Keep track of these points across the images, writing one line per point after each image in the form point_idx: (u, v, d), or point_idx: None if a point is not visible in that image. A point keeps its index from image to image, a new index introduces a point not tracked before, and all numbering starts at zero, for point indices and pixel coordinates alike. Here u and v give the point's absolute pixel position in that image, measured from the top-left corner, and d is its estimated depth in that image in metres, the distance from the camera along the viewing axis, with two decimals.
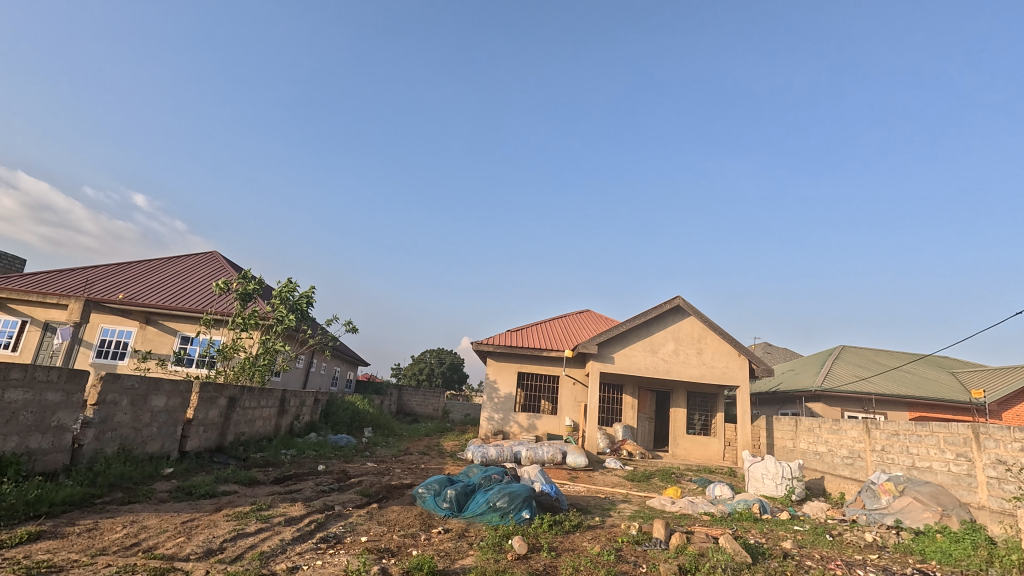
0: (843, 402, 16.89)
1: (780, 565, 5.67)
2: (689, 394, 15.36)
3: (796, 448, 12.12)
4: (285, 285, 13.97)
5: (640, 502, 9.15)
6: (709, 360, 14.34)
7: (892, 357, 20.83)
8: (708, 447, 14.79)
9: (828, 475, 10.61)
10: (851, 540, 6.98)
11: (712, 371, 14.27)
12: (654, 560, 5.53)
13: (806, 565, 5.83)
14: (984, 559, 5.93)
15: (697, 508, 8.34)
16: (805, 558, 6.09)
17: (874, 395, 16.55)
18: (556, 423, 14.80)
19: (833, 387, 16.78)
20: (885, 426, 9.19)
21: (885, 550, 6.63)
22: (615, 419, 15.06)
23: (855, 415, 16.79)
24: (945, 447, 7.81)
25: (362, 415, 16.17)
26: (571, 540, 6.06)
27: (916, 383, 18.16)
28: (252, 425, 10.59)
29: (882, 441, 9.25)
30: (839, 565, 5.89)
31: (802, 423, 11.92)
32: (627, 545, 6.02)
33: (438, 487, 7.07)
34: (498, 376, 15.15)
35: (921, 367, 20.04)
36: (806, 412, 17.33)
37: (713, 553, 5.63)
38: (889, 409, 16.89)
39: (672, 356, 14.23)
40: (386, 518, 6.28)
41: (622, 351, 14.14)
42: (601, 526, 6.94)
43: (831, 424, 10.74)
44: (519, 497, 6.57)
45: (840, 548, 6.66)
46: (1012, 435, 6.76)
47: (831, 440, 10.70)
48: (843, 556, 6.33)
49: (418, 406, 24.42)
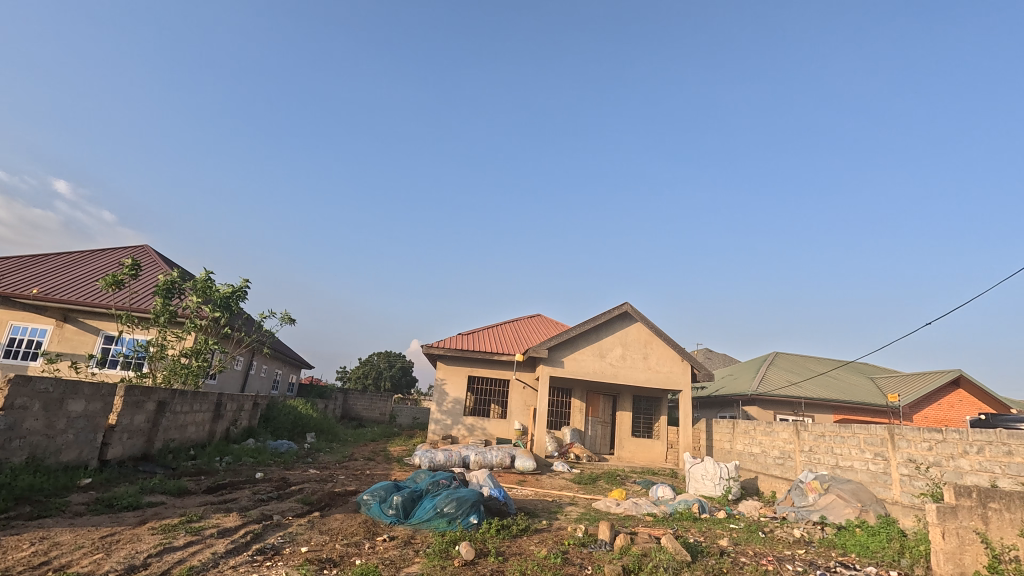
0: (776, 405, 17.88)
1: (717, 562, 5.91)
2: (635, 398, 15.82)
3: (732, 449, 12.75)
4: (203, 279, 12.80)
5: (586, 504, 9.32)
6: (654, 365, 14.76)
7: (820, 363, 22.26)
8: (651, 450, 15.18)
9: (761, 475, 11.20)
10: (781, 536, 7.41)
11: (657, 376, 14.69)
12: (599, 562, 5.64)
13: (740, 561, 6.10)
14: (896, 550, 6.44)
15: (640, 509, 8.59)
16: (739, 555, 6.39)
17: (804, 399, 17.64)
18: (505, 428, 14.85)
19: (768, 391, 17.72)
20: (813, 428, 9.80)
21: (811, 544, 7.08)
22: (563, 423, 15.30)
23: (786, 417, 17.82)
24: (865, 447, 8.40)
25: (305, 419, 15.56)
26: (518, 545, 6.07)
27: (840, 387, 19.47)
28: (183, 431, 9.95)
29: (810, 441, 9.84)
30: (770, 560, 6.21)
31: (738, 425, 12.51)
32: (573, 547, 6.11)
33: (384, 493, 6.90)
34: (448, 380, 15.03)
35: (845, 373, 21.53)
36: (742, 415, 18.24)
37: (655, 553, 5.80)
38: (816, 411, 18.03)
39: (619, 361, 14.59)
40: (328, 527, 6.05)
41: (571, 356, 14.37)
42: (548, 530, 6.99)
43: (764, 426, 11.33)
44: (466, 502, 6.50)
45: (771, 544, 7.03)
46: (922, 435, 7.41)
47: (765, 441, 11.31)
48: (774, 551, 6.68)
49: (364, 410, 23.77)
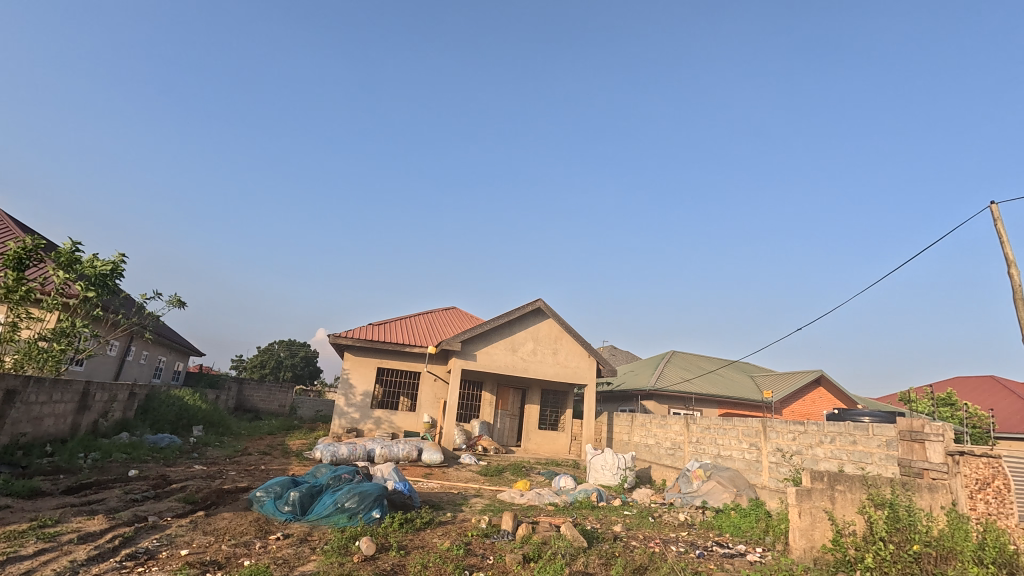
0: (670, 400, 19.30)
1: (610, 547, 6.29)
2: (543, 392, 16.29)
3: (630, 441, 13.59)
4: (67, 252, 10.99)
5: (491, 495, 9.47)
6: (563, 360, 15.29)
7: (709, 362, 24.34)
8: (556, 442, 15.66)
9: (654, 464, 12.08)
10: (668, 520, 8.04)
11: (565, 370, 15.23)
12: (501, 551, 5.76)
13: (631, 545, 6.54)
14: (762, 529, 7.26)
15: (543, 499, 8.88)
16: (630, 539, 6.85)
17: (694, 394, 19.21)
18: (413, 420, 14.65)
19: (664, 387, 19.07)
20: (700, 421, 10.70)
21: (693, 527, 7.77)
22: (472, 416, 15.39)
23: (678, 411, 19.30)
24: (743, 438, 9.33)
25: (191, 412, 14.26)
26: (421, 538, 6.02)
27: (725, 384, 21.44)
28: (38, 424, 8.69)
29: (697, 433, 10.73)
30: (656, 543, 6.71)
31: (636, 418, 13.35)
32: (476, 538, 6.19)
33: (280, 489, 6.52)
34: (355, 371, 14.51)
35: (730, 371, 23.73)
36: (640, 409, 19.48)
37: (555, 540, 6.03)
38: (704, 406, 19.70)
39: (530, 355, 14.95)
40: (215, 527, 5.61)
41: (484, 350, 14.48)
42: (452, 522, 7.01)
43: (659, 419, 12.19)
44: (369, 497, 6.32)
45: (659, 528, 7.61)
46: (788, 427, 8.38)
47: (658, 433, 12.18)
48: (661, 535, 7.24)
49: (261, 402, 22.27)
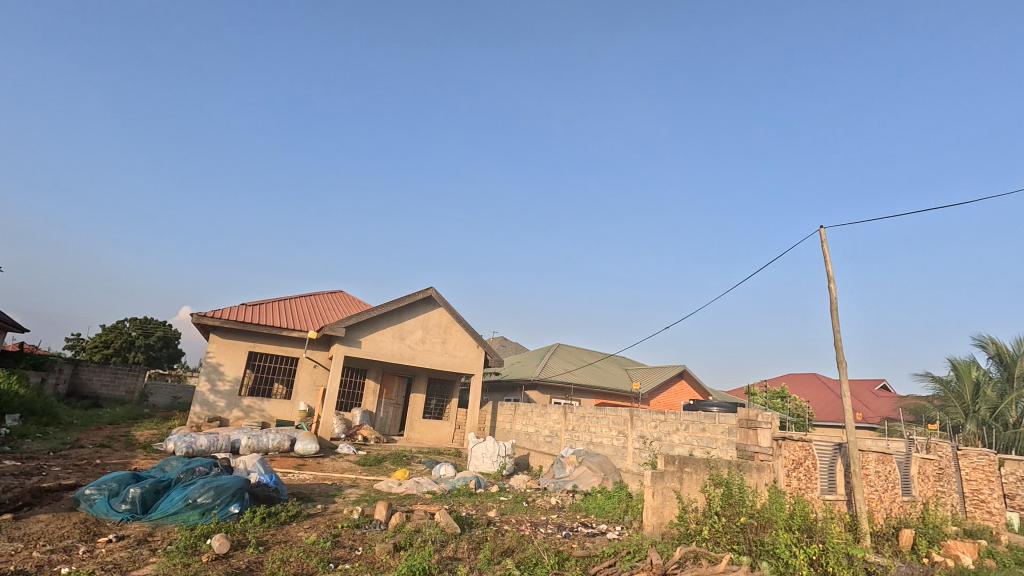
0: (552, 390, 20.24)
1: (482, 532, 6.45)
2: (430, 380, 16.18)
3: (511, 429, 14.03)
4: None
5: (367, 486, 9.21)
6: (451, 349, 15.29)
7: (590, 355, 25.91)
8: (439, 431, 15.68)
9: (532, 451, 12.63)
10: (540, 504, 8.46)
11: (452, 360, 15.25)
12: (371, 542, 5.63)
13: (503, 529, 6.78)
14: (623, 509, 7.95)
15: (421, 487, 8.85)
16: (503, 523, 7.09)
17: (573, 385, 20.33)
18: (288, 409, 13.75)
19: (547, 378, 19.93)
20: (576, 410, 11.32)
21: (563, 509, 8.26)
22: (353, 405, 14.83)
23: (558, 401, 20.30)
24: (612, 426, 10.07)
25: (6, 398, 12.03)
26: (284, 532, 5.68)
27: (603, 376, 22.97)
28: None
29: (573, 422, 11.36)
30: (526, 526, 7.02)
31: (518, 408, 13.79)
32: (346, 530, 5.99)
33: (116, 486, 5.75)
34: (223, 355, 13.27)
35: (608, 364, 25.47)
36: (523, 398, 20.19)
37: (426, 528, 6.03)
38: (582, 396, 20.94)
39: (418, 344, 14.75)
40: (25, 532, 4.80)
41: (370, 337, 14.00)
42: (322, 514, 6.71)
43: (539, 409, 12.71)
44: (227, 491, 5.81)
45: (531, 512, 7.97)
46: (652, 416, 9.20)
47: (538, 422, 12.71)
48: (532, 518, 7.59)
49: (102, 387, 19.44)
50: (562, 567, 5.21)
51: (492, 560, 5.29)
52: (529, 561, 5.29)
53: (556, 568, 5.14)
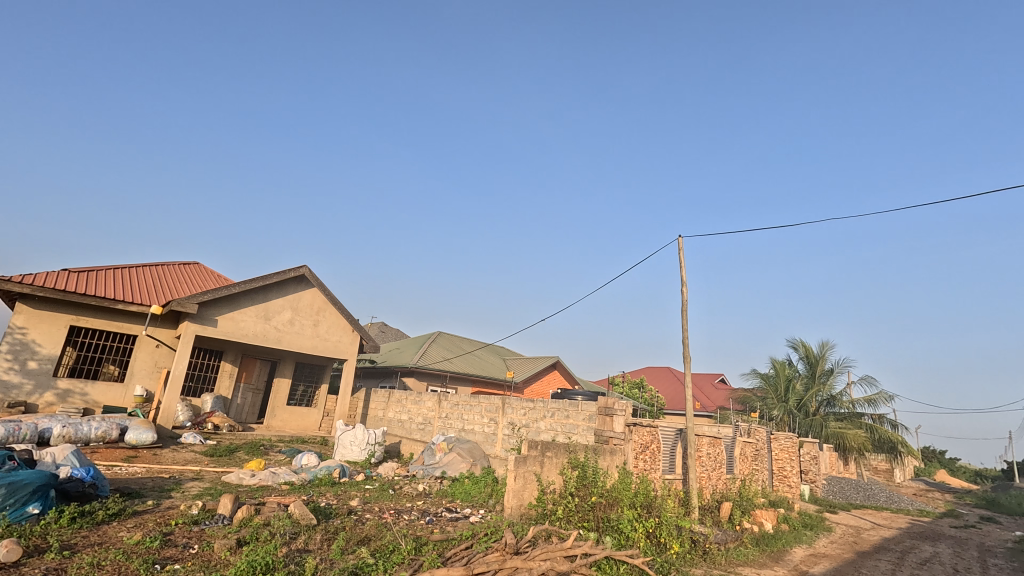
0: (429, 377, 20.11)
1: (341, 522, 6.22)
2: (297, 365, 15.14)
3: (384, 416, 13.71)
4: None
5: (213, 478, 8.35)
6: (323, 333, 14.45)
7: (470, 344, 26.19)
8: (305, 418, 14.83)
9: (404, 439, 12.50)
10: (406, 492, 8.38)
11: (324, 344, 14.41)
12: (210, 539, 5.13)
13: (364, 518, 6.60)
14: (488, 493, 8.22)
15: (277, 478, 8.26)
16: (365, 512, 6.90)
17: (450, 373, 20.39)
18: (121, 394, 11.99)
19: (424, 364, 19.75)
20: (451, 397, 11.32)
21: (429, 495, 8.28)
22: (204, 390, 13.37)
23: (435, 388, 20.25)
24: (484, 413, 10.26)
25: None
26: (100, 534, 4.94)
27: (480, 364, 23.35)
28: None
29: (447, 409, 11.37)
30: (389, 514, 6.90)
31: (392, 395, 13.48)
32: (181, 527, 5.37)
33: None
34: (34, 330, 11.15)
35: (486, 354, 25.94)
36: (399, 385, 19.82)
37: (276, 521, 5.65)
38: (459, 383, 21.09)
39: (285, 326, 13.70)
40: None
41: (228, 316, 12.69)
42: (152, 511, 5.95)
43: (414, 396, 12.53)
44: (23, 489, 4.88)
45: (396, 499, 7.86)
46: (522, 404, 9.55)
47: (412, 409, 12.55)
48: (396, 505, 7.48)
49: None
50: (418, 553, 5.22)
51: (346, 550, 5.13)
52: (385, 549, 5.21)
53: (412, 554, 5.13)
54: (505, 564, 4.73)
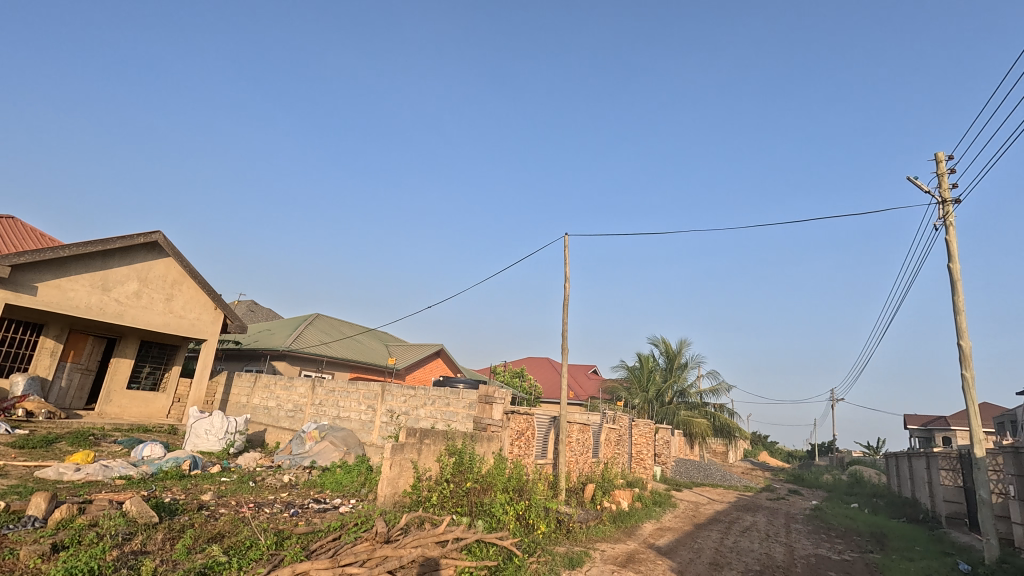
0: (302, 362, 18.87)
1: (189, 518, 5.60)
2: (143, 344, 13.27)
3: (248, 403, 12.62)
4: None
5: (23, 474, 7.02)
6: (178, 309, 12.83)
7: (351, 328, 25.04)
8: (150, 404, 13.05)
9: (270, 427, 11.65)
10: (269, 483, 7.81)
11: (178, 322, 12.81)
12: (13, 545, 4.31)
13: (217, 513, 6.01)
14: (360, 483, 7.98)
15: (109, 473, 7.19)
16: (219, 507, 6.29)
17: (327, 357, 19.32)
18: None
19: (298, 348, 18.47)
20: (326, 384, 10.69)
21: (295, 487, 7.80)
22: (15, 370, 11.16)
23: (309, 373, 19.05)
24: (362, 400, 9.86)
25: None
26: None
27: (361, 350, 22.44)
28: None
29: (321, 396, 10.75)
30: (247, 508, 6.36)
31: (259, 380, 12.42)
32: None
33: None
34: None
35: (368, 339, 25.01)
36: (268, 369, 18.33)
37: (105, 521, 4.92)
38: (336, 369, 20.06)
39: (130, 299, 11.92)
40: None
41: (53, 283, 10.71)
42: None
43: (284, 381, 11.65)
44: None
45: (257, 492, 7.28)
46: (402, 391, 9.37)
47: (281, 395, 11.68)
48: (256, 498, 6.93)
49: None
50: (280, 547, 4.90)
51: (194, 549, 4.64)
52: (241, 545, 4.80)
53: (272, 549, 4.80)
54: (374, 553, 4.62)
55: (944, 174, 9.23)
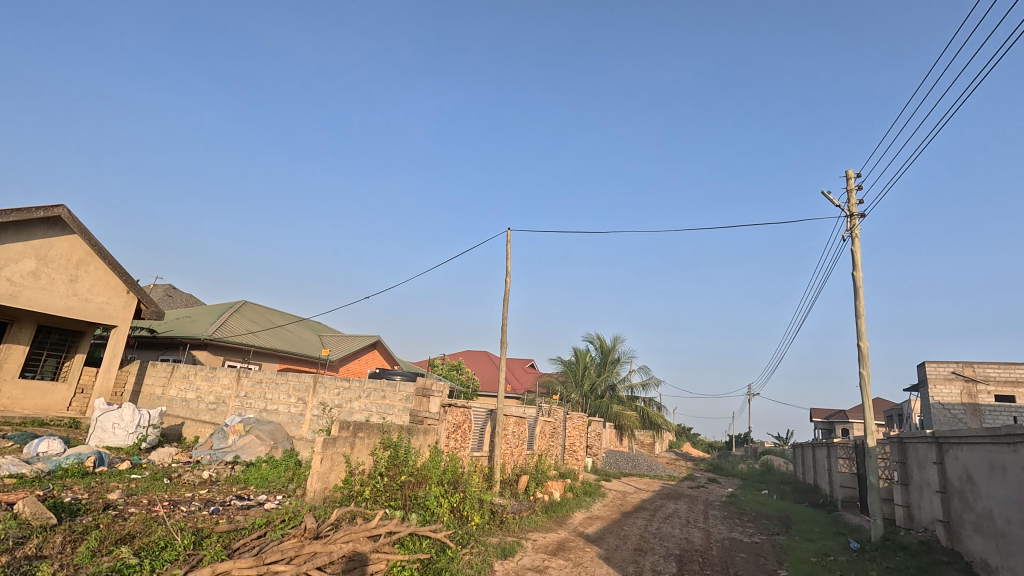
0: (226, 351, 17.80)
1: (93, 519, 5.16)
2: (40, 329, 11.99)
3: (163, 395, 11.76)
4: None
5: None
6: (83, 292, 11.70)
7: (281, 317, 23.89)
8: (48, 395, 11.72)
9: (188, 420, 10.94)
10: (187, 480, 7.33)
11: (84, 306, 11.69)
12: None
13: (126, 513, 5.57)
14: (288, 478, 7.68)
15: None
16: (128, 506, 5.83)
17: (254, 347, 18.32)
18: None
19: (222, 337, 17.38)
20: (252, 374, 10.16)
21: (216, 483, 7.38)
22: None
23: (233, 364, 17.99)
24: (292, 392, 9.44)
25: None
26: None
27: (291, 340, 21.47)
28: None
29: (246, 387, 10.20)
30: (161, 506, 5.95)
31: (176, 370, 11.58)
32: None
33: None
34: None
35: (299, 329, 23.98)
36: (187, 359, 17.13)
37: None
38: (263, 360, 19.05)
39: (25, 279, 10.74)
40: None
41: None
42: None
43: (205, 371, 10.94)
44: None
45: (172, 489, 6.82)
46: (336, 383, 9.07)
47: (201, 387, 10.96)
48: (172, 496, 6.49)
49: None
50: (198, 547, 4.63)
51: (99, 552, 4.29)
52: (154, 546, 4.49)
53: (190, 548, 4.53)
54: (302, 549, 4.47)
55: (853, 190, 10.15)
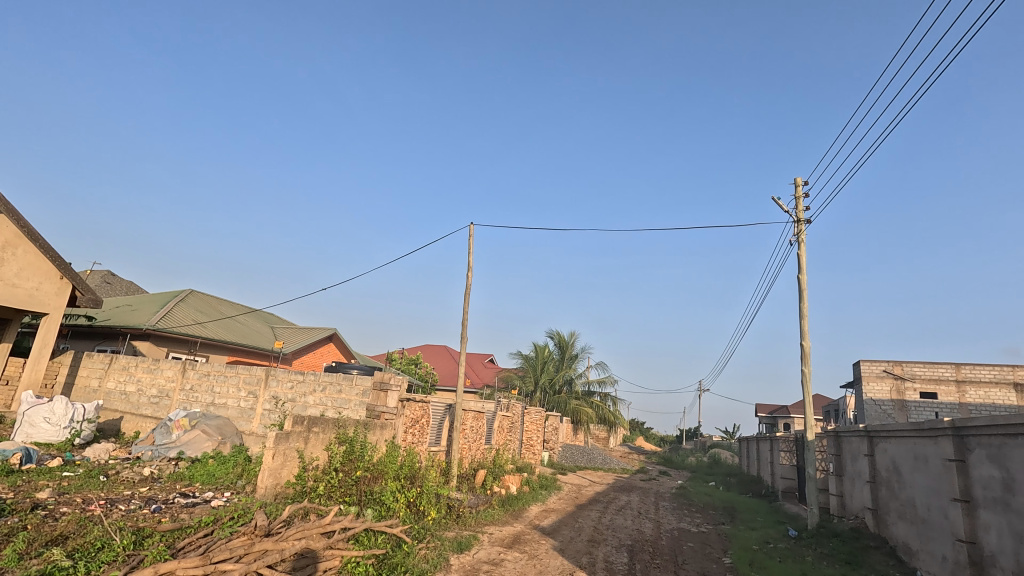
0: (171, 343, 16.93)
1: (20, 520, 4.82)
2: None
3: (100, 387, 11.09)
4: None
5: None
6: (10, 277, 10.85)
7: (231, 307, 22.93)
8: None
9: (128, 415, 10.38)
10: (125, 477, 6.95)
11: (11, 292, 10.85)
12: None
13: (57, 513, 5.23)
14: (236, 474, 7.42)
15: None
16: (59, 506, 5.48)
17: (201, 339, 17.49)
18: None
19: (165, 327, 16.51)
20: (199, 367, 9.72)
21: (158, 480, 7.04)
22: None
23: (178, 356, 17.13)
24: (242, 386, 9.08)
25: None
26: None
27: (242, 331, 20.64)
28: None
29: (192, 380, 9.75)
30: (97, 505, 5.62)
31: (115, 361, 10.92)
32: None
33: None
34: None
35: (251, 320, 23.08)
36: (126, 350, 16.18)
37: None
38: (211, 352, 18.16)
39: None
40: None
41: None
42: None
43: (148, 363, 10.38)
44: None
45: (109, 487, 6.45)
46: (289, 376, 8.80)
47: (143, 379, 10.40)
48: (108, 495, 6.13)
49: None
50: (139, 547, 4.41)
51: (27, 555, 4.02)
52: (89, 547, 4.25)
53: (130, 549, 4.31)
54: (251, 548, 4.34)
55: (800, 198, 10.69)
